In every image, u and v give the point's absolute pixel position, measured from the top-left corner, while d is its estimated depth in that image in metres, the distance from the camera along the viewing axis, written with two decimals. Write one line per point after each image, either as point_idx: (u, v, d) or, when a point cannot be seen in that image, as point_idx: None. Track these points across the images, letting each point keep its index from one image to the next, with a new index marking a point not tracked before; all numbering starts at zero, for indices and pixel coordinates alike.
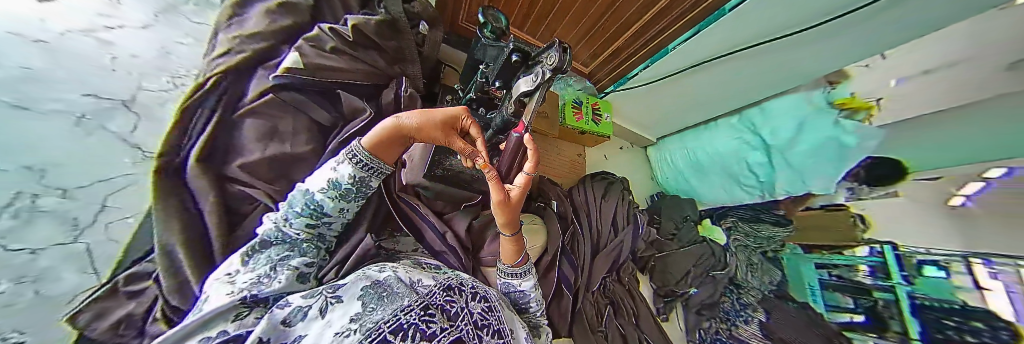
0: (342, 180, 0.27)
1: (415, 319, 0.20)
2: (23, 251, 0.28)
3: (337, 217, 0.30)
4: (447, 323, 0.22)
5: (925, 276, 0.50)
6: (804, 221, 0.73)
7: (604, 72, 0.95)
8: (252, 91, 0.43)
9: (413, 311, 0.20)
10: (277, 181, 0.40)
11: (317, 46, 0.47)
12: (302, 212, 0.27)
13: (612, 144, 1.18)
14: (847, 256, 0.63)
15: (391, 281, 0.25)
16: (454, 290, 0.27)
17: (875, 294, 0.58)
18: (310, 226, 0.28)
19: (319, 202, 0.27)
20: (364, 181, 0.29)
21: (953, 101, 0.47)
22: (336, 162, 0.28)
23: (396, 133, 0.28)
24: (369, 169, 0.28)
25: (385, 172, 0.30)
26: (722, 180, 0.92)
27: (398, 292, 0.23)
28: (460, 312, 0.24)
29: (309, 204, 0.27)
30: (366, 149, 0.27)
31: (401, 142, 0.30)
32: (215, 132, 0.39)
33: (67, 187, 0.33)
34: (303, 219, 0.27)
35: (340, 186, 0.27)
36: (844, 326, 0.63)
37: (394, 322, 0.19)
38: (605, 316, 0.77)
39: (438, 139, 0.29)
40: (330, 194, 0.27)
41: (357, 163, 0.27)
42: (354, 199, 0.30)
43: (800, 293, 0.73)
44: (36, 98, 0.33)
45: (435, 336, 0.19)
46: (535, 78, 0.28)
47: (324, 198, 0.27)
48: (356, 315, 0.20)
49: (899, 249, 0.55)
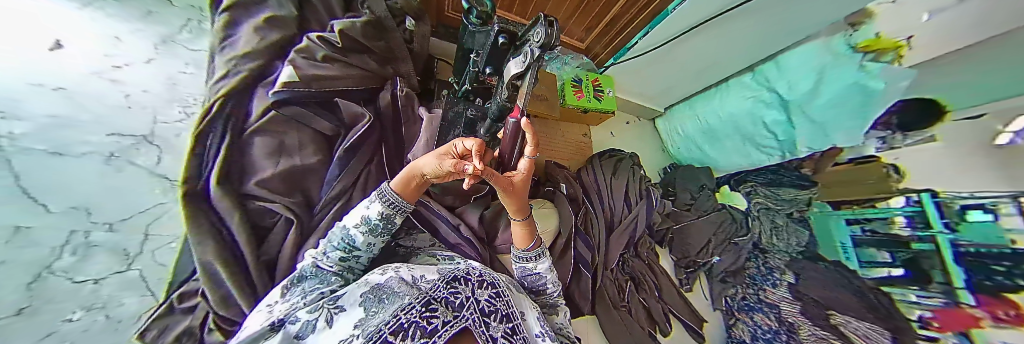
0: (371, 217, 0.29)
1: (415, 316, 0.20)
2: (87, 282, 0.34)
3: (366, 251, 0.31)
4: (452, 315, 0.22)
5: (970, 221, 0.42)
6: (831, 178, 0.68)
7: (600, 45, 0.91)
8: (256, 110, 0.44)
9: (413, 309, 0.21)
10: (293, 194, 0.43)
11: (308, 57, 0.47)
12: (337, 246, 0.29)
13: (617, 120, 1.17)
14: (883, 209, 0.56)
15: (392, 282, 0.25)
16: (460, 280, 0.27)
17: (913, 246, 0.51)
18: (342, 259, 0.30)
19: (352, 237, 0.29)
20: (390, 217, 0.30)
21: (983, 33, 0.41)
22: (367, 201, 0.30)
23: (413, 175, 0.30)
24: (394, 207, 0.30)
25: (408, 209, 0.32)
26: (736, 143, 0.88)
27: (398, 292, 0.24)
28: (466, 302, 0.24)
29: (343, 239, 0.29)
30: (395, 192, 0.30)
31: (422, 182, 0.31)
32: (228, 154, 0.40)
33: (112, 221, 0.39)
34: (338, 253, 0.29)
35: (370, 222, 0.29)
36: (880, 281, 0.57)
37: (394, 323, 0.19)
38: (627, 291, 0.78)
39: (440, 169, 0.27)
40: (363, 229, 0.29)
41: (387, 202, 0.29)
42: (381, 235, 0.31)
43: (829, 252, 0.67)
44: (69, 144, 0.38)
45: (436, 332, 0.19)
46: (525, 58, 0.26)
47: (357, 233, 0.29)
48: (358, 321, 0.21)
49: (938, 196, 0.47)
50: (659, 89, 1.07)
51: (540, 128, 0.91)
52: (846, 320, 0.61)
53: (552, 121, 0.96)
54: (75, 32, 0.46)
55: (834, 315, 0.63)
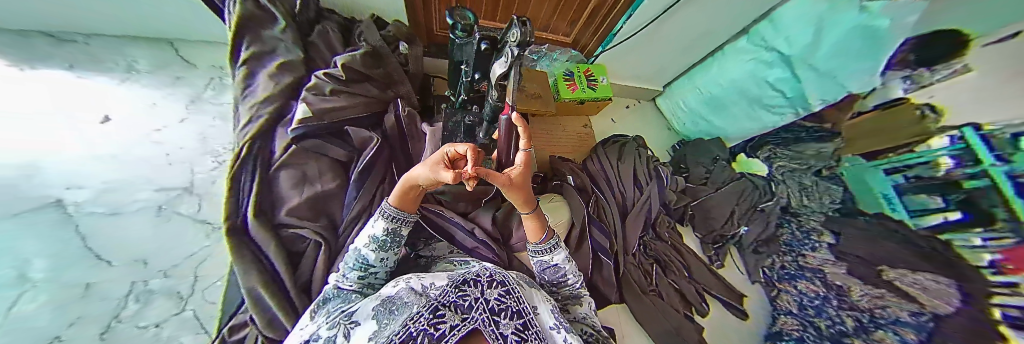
0: (377, 234, 0.30)
1: (423, 324, 0.18)
2: (149, 327, 0.39)
3: (381, 266, 0.31)
4: (460, 318, 0.19)
5: (1022, 149, 0.36)
6: (856, 128, 0.64)
7: (587, 35, 0.89)
8: (279, 147, 0.47)
9: (420, 316, 0.18)
10: (319, 219, 0.45)
11: (319, 92, 0.51)
12: (354, 266, 0.30)
13: (616, 106, 1.17)
14: (923, 152, 0.51)
15: (402, 293, 0.23)
16: (469, 283, 0.24)
17: (967, 186, 0.44)
18: (361, 277, 0.30)
19: (365, 256, 0.30)
20: (397, 230, 0.31)
21: None
22: (371, 220, 0.31)
23: (409, 185, 0.29)
24: (397, 220, 0.31)
25: (413, 219, 0.33)
26: (744, 108, 0.87)
27: (408, 301, 0.22)
28: (474, 304, 0.21)
29: (357, 258, 0.30)
30: (394, 206, 0.31)
31: (419, 190, 0.31)
32: (259, 190, 0.43)
33: (166, 268, 0.45)
34: (356, 272, 0.30)
35: (378, 239, 0.30)
36: (936, 230, 0.50)
37: (402, 333, 0.17)
38: (654, 275, 0.75)
39: (432, 178, 0.26)
40: (373, 247, 0.30)
41: (389, 217, 0.31)
42: (392, 248, 0.32)
43: (870, 206, 0.62)
44: (124, 204, 0.48)
45: (445, 337, 0.16)
46: (506, 59, 0.28)
47: (368, 251, 0.30)
48: (372, 333, 0.19)
49: (983, 130, 0.41)
50: (653, 70, 1.05)
51: (539, 127, 0.95)
52: (898, 274, 0.54)
53: (550, 117, 0.98)
54: (130, 109, 0.58)
55: (885, 270, 0.57)
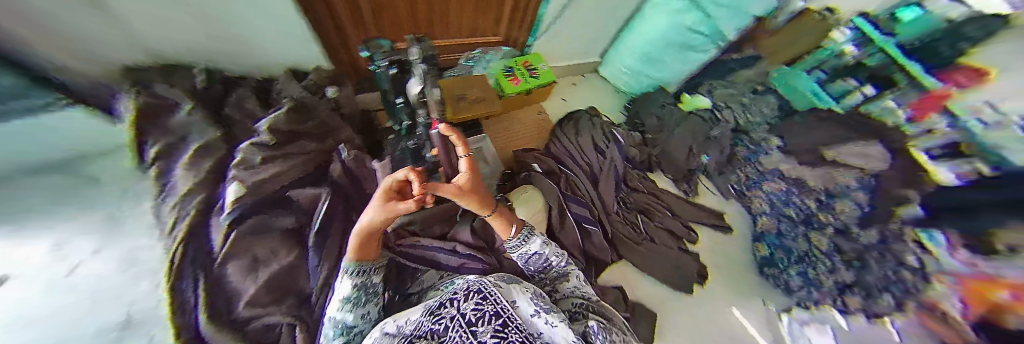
0: (348, 294, 0.26)
1: None
2: None
3: (367, 321, 0.28)
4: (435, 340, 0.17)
5: (905, 23, 0.50)
6: (772, 45, 0.75)
7: (514, 30, 0.90)
8: (217, 238, 0.42)
9: None
10: (285, 299, 0.41)
11: (246, 166, 0.48)
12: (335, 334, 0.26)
13: (563, 85, 1.21)
14: (829, 47, 0.64)
15: None
16: (447, 303, 0.22)
17: (870, 64, 0.58)
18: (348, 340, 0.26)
19: (341, 320, 0.26)
20: (367, 281, 0.28)
21: None
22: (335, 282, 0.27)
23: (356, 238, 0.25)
24: (362, 271, 0.27)
25: (379, 266, 0.30)
26: (675, 55, 0.92)
27: None
28: (452, 322, 0.19)
29: (334, 325, 0.26)
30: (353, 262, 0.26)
31: (371, 239, 0.27)
32: (209, 291, 0.37)
33: None
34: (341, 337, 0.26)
35: (351, 297, 0.26)
36: (859, 105, 0.62)
37: None
38: (640, 224, 0.80)
39: (385, 221, 0.22)
40: (348, 306, 0.26)
41: (353, 272, 0.27)
42: (372, 297, 0.29)
43: (801, 104, 0.75)
44: None
45: None
46: (419, 77, 0.38)
47: (344, 313, 0.26)
48: None
49: (870, 16, 0.55)
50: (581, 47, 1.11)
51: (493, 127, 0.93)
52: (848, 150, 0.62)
53: (501, 116, 0.97)
54: None
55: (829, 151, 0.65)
